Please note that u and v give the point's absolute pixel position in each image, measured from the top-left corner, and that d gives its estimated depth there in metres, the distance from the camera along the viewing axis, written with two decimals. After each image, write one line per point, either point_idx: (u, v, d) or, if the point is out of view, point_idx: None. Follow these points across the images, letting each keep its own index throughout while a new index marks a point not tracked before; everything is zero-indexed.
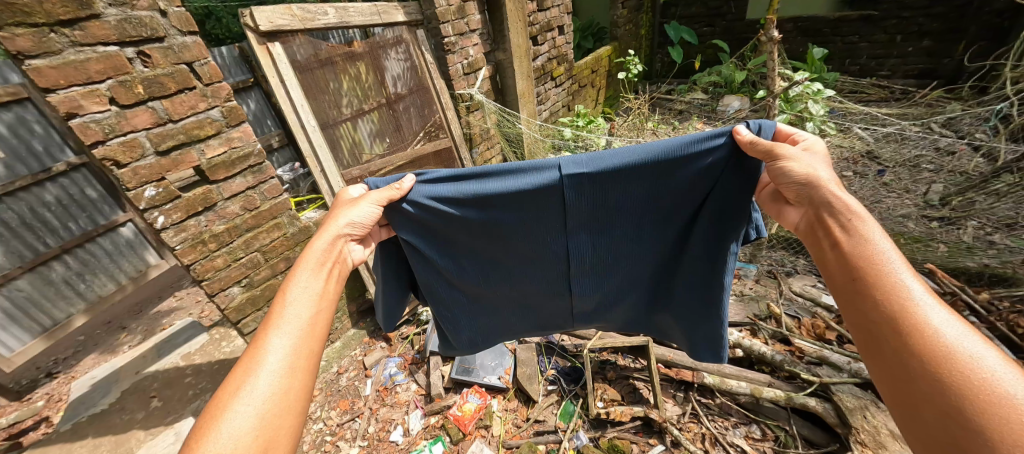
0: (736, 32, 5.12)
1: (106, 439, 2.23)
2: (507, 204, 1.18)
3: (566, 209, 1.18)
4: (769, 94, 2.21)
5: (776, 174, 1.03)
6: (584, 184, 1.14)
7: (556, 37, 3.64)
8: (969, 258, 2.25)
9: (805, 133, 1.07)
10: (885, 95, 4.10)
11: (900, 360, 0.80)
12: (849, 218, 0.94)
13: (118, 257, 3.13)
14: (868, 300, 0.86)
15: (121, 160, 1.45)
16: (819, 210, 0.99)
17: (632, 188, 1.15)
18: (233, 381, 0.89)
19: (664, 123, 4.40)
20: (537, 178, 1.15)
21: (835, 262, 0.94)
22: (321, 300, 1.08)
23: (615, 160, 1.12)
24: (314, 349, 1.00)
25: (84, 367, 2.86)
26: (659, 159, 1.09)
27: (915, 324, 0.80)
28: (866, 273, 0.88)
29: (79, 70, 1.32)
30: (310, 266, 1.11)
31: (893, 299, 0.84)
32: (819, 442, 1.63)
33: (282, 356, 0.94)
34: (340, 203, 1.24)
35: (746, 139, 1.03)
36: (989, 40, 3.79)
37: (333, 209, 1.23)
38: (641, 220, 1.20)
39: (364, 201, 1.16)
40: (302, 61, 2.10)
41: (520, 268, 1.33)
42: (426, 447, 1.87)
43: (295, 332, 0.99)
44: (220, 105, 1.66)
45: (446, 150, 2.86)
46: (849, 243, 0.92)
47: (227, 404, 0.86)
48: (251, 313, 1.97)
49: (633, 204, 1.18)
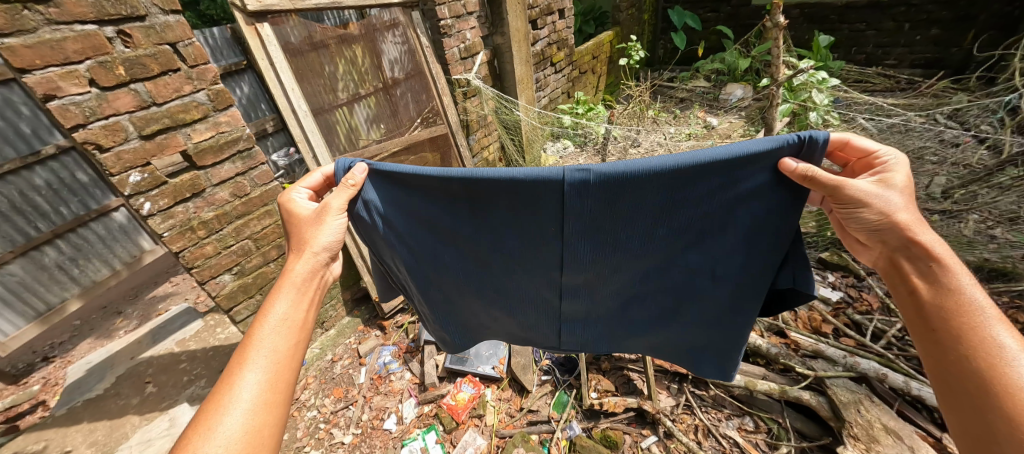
0: (742, 18, 4.97)
1: (101, 424, 2.24)
2: (501, 199, 1.08)
3: (565, 213, 1.07)
4: (773, 82, 2.15)
5: (846, 217, 0.98)
6: (591, 188, 1.02)
7: (557, 20, 3.54)
8: (972, 251, 2.20)
9: (887, 151, 0.97)
10: (890, 85, 4.03)
11: (980, 413, 0.84)
12: (933, 264, 0.91)
13: (111, 243, 3.09)
14: (955, 353, 0.88)
15: (103, 143, 1.40)
16: (894, 253, 0.95)
17: (644, 195, 1.02)
18: (203, 420, 0.85)
19: (665, 111, 4.34)
20: (540, 176, 1.01)
21: (914, 309, 0.93)
22: (294, 328, 1.02)
23: (630, 164, 0.98)
24: (288, 380, 0.96)
25: (80, 351, 2.89)
26: (681, 163, 0.96)
27: (1005, 384, 0.82)
28: (950, 322, 0.88)
29: (55, 50, 1.27)
30: (290, 291, 1.05)
31: (984, 354, 0.85)
32: (811, 435, 1.63)
33: (256, 391, 0.90)
34: (300, 222, 1.14)
35: (801, 170, 0.91)
36: (999, 30, 3.71)
37: (298, 233, 1.13)
38: (648, 231, 1.08)
39: (332, 212, 1.08)
40: (295, 43, 2.02)
41: (507, 266, 1.23)
42: (419, 436, 1.88)
43: (270, 365, 0.95)
44: (207, 88, 1.61)
45: (443, 137, 2.78)
46: (931, 291, 0.91)
47: (196, 444, 0.83)
48: (243, 300, 1.94)
49: (644, 212, 1.05)
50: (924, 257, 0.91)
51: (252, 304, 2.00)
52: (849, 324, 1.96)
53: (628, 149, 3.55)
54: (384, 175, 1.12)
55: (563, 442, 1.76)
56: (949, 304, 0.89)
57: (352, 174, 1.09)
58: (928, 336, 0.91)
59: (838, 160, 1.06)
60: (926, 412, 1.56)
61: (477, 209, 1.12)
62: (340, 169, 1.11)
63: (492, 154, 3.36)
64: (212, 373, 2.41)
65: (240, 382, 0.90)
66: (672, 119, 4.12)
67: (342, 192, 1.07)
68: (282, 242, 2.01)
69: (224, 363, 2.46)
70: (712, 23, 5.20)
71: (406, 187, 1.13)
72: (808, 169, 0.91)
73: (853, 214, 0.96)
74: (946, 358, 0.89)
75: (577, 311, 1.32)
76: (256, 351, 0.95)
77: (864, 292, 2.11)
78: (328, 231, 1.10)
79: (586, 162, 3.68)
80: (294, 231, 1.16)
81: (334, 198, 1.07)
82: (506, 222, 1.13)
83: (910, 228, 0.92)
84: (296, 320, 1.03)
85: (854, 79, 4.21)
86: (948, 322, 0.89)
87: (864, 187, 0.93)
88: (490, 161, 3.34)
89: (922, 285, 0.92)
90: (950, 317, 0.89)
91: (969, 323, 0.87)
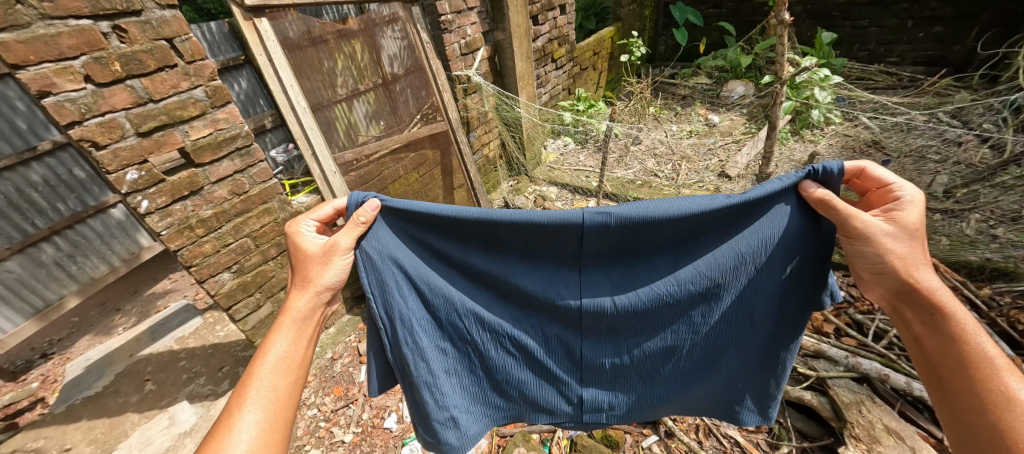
0: (744, 14, 4.94)
1: (101, 421, 2.24)
2: (519, 239, 1.11)
3: (584, 249, 1.10)
4: (777, 80, 2.13)
5: (851, 254, 1.01)
6: (610, 229, 1.06)
7: (558, 16, 3.50)
8: (972, 251, 2.11)
9: (905, 185, 1.00)
10: (893, 82, 4.01)
11: None
12: (939, 310, 0.94)
13: (109, 239, 3.07)
14: (964, 400, 0.89)
15: (99, 140, 1.38)
16: (898, 296, 0.98)
17: (661, 235, 1.08)
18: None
19: (666, 108, 4.32)
20: (559, 219, 1.05)
21: (927, 356, 0.96)
22: (292, 365, 1.03)
23: (650, 207, 1.03)
24: (286, 420, 0.97)
25: (79, 349, 2.88)
26: (698, 210, 1.02)
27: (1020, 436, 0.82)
28: (960, 370, 0.90)
29: (50, 45, 1.25)
30: (289, 329, 1.06)
31: (998, 405, 0.86)
32: (813, 436, 1.63)
33: (254, 432, 0.90)
34: (305, 256, 1.11)
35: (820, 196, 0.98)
36: (1002, 27, 3.68)
37: (302, 267, 1.11)
38: (670, 278, 1.10)
39: (340, 249, 1.08)
40: (293, 38, 1.99)
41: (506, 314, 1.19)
42: (420, 435, 1.88)
43: (267, 404, 0.95)
44: (204, 84, 1.58)
45: (443, 134, 2.76)
46: (938, 338, 0.94)
47: None
48: (242, 299, 1.93)
49: (664, 252, 1.11)
50: (927, 305, 0.95)
51: (251, 302, 1.98)
52: (851, 324, 1.96)
53: (629, 146, 3.54)
54: (394, 213, 1.11)
55: (564, 442, 1.76)
56: (954, 348, 0.92)
57: (363, 210, 1.08)
58: (935, 377, 0.95)
59: (858, 188, 1.09)
60: (928, 413, 1.55)
61: (488, 245, 1.14)
62: (352, 203, 1.09)
63: (493, 151, 3.34)
64: (211, 370, 2.40)
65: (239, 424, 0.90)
66: (673, 116, 4.10)
67: (352, 229, 1.07)
68: (282, 240, 1.99)
69: (224, 361, 2.45)
70: (714, 19, 5.17)
71: (419, 225, 1.13)
72: (824, 194, 0.98)
73: (858, 251, 0.99)
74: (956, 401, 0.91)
75: (598, 373, 1.21)
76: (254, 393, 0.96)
77: None
78: (335, 270, 1.10)
79: (587, 159, 3.66)
80: (298, 266, 1.14)
81: (344, 236, 1.07)
82: (523, 263, 1.15)
83: (911, 270, 0.95)
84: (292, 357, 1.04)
85: (857, 76, 4.18)
86: (957, 368, 0.91)
87: (871, 225, 0.96)
88: (490, 158, 3.32)
89: (925, 326, 0.95)
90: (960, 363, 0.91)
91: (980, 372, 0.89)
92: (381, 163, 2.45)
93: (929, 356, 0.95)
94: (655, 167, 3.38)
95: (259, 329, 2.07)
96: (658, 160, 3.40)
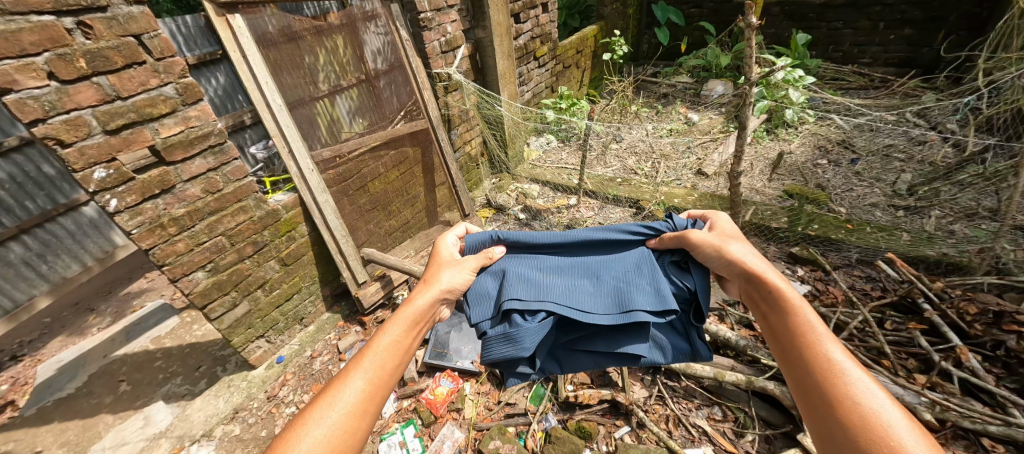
0: (724, 14, 4.99)
1: (73, 423, 2.21)
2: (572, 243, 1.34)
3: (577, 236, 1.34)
4: (747, 81, 2.16)
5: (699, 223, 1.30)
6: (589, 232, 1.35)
7: (539, 14, 3.51)
8: (930, 246, 2.18)
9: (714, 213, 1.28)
10: (865, 84, 4.16)
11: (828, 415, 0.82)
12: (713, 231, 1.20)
13: (82, 238, 2.99)
14: (812, 378, 0.87)
15: (65, 138, 1.36)
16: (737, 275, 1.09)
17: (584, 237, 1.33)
18: (328, 397, 0.92)
19: (647, 106, 4.38)
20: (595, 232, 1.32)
21: (790, 352, 0.93)
22: (384, 353, 1.01)
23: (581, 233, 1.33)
24: (388, 381, 0.99)
25: (51, 350, 2.82)
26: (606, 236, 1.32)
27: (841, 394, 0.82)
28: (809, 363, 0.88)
29: (10, 41, 1.23)
30: (428, 286, 1.17)
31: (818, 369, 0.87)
32: (776, 423, 1.70)
33: (346, 404, 0.91)
34: (439, 264, 1.26)
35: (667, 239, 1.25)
36: (968, 30, 3.83)
37: (430, 270, 1.24)
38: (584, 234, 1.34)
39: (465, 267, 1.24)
40: (269, 34, 1.98)
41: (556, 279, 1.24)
42: (398, 430, 1.90)
43: (350, 401, 0.92)
44: (175, 81, 1.57)
45: (423, 132, 2.73)
46: (780, 313, 0.97)
47: (308, 420, 0.88)
48: (218, 298, 1.91)
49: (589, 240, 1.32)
50: (774, 298, 1.00)
51: (228, 301, 1.96)
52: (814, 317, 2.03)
53: (610, 144, 3.60)
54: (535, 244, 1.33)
55: (539, 434, 1.81)
56: (787, 319, 0.96)
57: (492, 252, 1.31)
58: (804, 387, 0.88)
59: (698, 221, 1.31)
60: None
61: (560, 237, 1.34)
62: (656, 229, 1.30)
63: (474, 149, 3.35)
64: (188, 370, 2.37)
65: (312, 421, 0.88)
66: (654, 114, 4.19)
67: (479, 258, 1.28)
68: (258, 238, 1.98)
69: (201, 360, 2.42)
70: (695, 19, 5.22)
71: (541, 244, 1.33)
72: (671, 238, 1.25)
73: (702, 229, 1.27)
74: (814, 410, 0.85)
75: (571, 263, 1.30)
76: (348, 381, 0.95)
77: (830, 285, 2.19)
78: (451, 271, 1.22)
79: (569, 157, 3.69)
80: (428, 270, 1.25)
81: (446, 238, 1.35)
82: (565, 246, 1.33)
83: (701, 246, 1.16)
84: (399, 339, 1.04)
85: (831, 77, 4.33)
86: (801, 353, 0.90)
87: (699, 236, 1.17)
88: (473, 156, 3.35)
89: (767, 308, 1.01)
90: (804, 360, 0.89)
91: (817, 351, 0.89)
92: (361, 161, 2.40)
93: (776, 334, 0.97)
94: (634, 165, 3.45)
95: (236, 328, 2.05)
96: (638, 158, 3.43)
